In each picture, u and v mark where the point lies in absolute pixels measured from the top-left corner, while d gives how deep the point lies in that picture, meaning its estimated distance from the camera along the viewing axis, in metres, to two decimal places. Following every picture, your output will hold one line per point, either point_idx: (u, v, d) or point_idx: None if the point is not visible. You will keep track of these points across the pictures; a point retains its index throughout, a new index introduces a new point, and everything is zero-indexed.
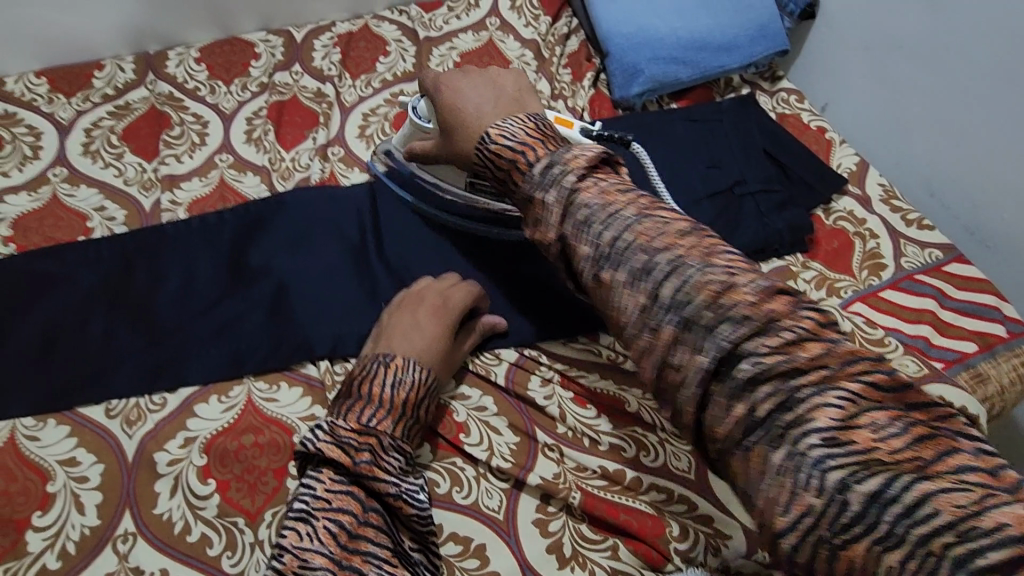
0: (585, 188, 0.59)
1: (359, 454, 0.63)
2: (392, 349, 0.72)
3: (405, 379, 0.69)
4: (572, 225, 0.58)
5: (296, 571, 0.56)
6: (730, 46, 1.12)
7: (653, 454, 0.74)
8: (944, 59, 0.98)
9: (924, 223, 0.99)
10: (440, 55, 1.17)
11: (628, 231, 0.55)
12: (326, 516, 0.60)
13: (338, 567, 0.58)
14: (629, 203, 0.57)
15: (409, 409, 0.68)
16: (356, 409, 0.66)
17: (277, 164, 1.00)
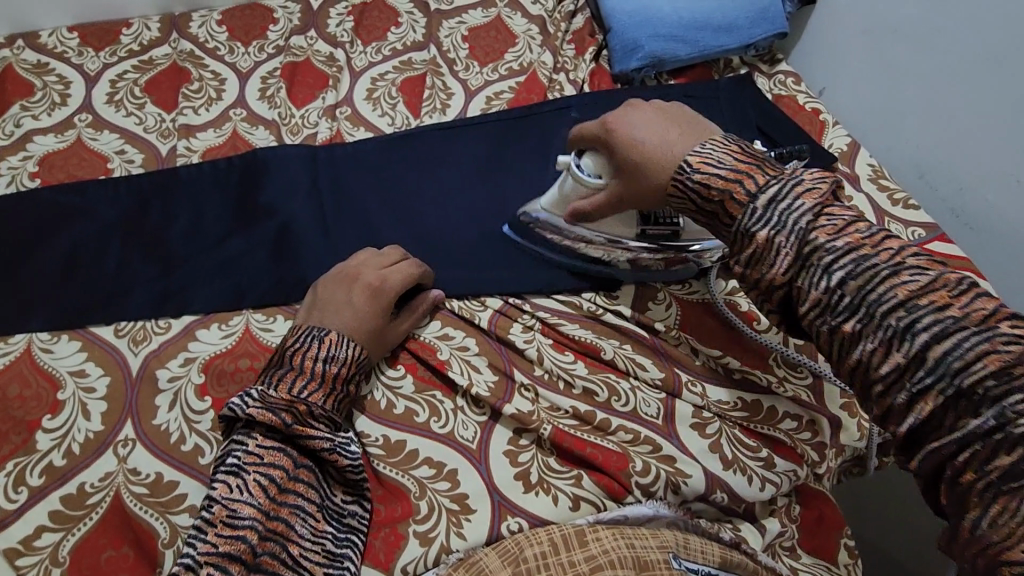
0: (713, 154, 0.65)
1: (287, 416, 0.65)
2: (325, 324, 0.74)
3: (337, 355, 0.71)
4: (697, 186, 0.65)
5: (224, 522, 0.59)
6: (730, 27, 1.15)
7: (623, 399, 0.77)
8: (937, 44, 1.00)
9: (910, 203, 1.01)
10: (449, 27, 1.22)
11: (735, 189, 0.62)
12: (256, 471, 0.62)
13: (266, 518, 0.61)
14: (738, 165, 0.63)
15: (340, 382, 0.71)
16: (287, 380, 0.68)
17: (287, 119, 1.05)
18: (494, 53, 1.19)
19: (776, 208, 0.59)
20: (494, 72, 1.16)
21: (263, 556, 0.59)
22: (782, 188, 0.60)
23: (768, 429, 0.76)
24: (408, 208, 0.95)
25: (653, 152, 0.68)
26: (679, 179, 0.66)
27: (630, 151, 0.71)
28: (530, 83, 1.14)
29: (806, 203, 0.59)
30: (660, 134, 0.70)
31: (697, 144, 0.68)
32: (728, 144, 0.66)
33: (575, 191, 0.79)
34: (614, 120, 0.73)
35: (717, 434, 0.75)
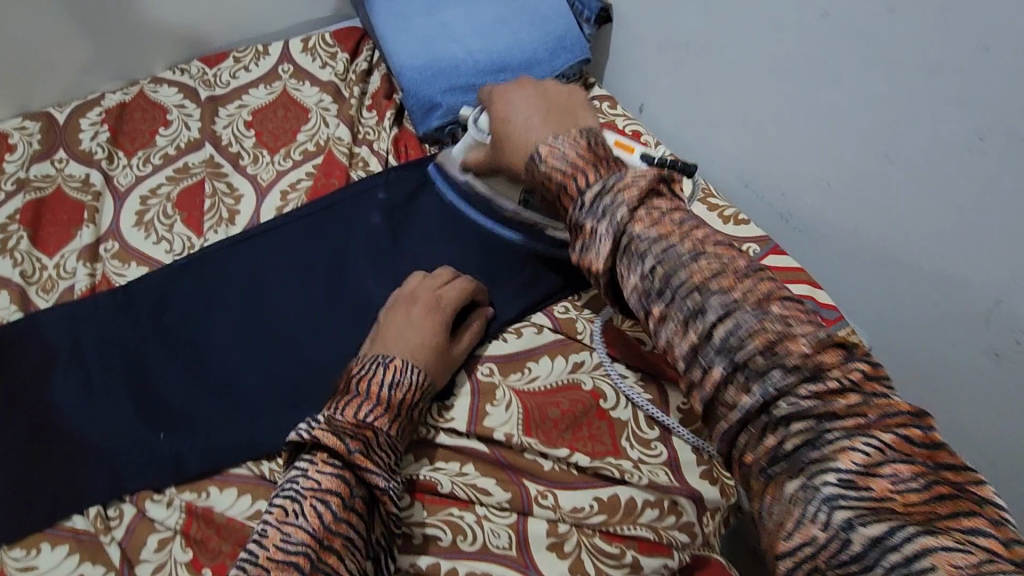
0: (559, 143, 0.64)
1: (355, 442, 0.63)
2: (389, 351, 0.73)
3: (404, 380, 0.69)
4: (543, 174, 0.63)
5: (275, 547, 0.56)
6: (531, 63, 1.08)
7: (469, 537, 0.69)
8: (729, 54, 0.98)
9: (741, 218, 0.98)
10: (227, 115, 1.08)
11: (568, 183, 0.61)
12: (313, 496, 0.60)
13: (319, 544, 0.56)
14: (658, 229, 0.56)
15: (404, 409, 0.69)
16: (351, 405, 0.67)
17: (36, 276, 0.88)
18: (285, 135, 1.06)
19: (603, 202, 0.58)
20: (287, 158, 1.03)
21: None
22: (605, 184, 0.58)
23: (630, 529, 0.70)
24: (201, 356, 0.82)
25: (522, 133, 0.71)
26: (531, 164, 0.65)
27: (501, 126, 0.74)
28: (328, 164, 1.02)
29: (626, 198, 0.57)
30: (539, 116, 0.71)
31: (555, 135, 0.66)
32: (580, 137, 0.64)
33: (476, 146, 0.85)
34: (499, 97, 0.76)
35: (575, 551, 0.69)
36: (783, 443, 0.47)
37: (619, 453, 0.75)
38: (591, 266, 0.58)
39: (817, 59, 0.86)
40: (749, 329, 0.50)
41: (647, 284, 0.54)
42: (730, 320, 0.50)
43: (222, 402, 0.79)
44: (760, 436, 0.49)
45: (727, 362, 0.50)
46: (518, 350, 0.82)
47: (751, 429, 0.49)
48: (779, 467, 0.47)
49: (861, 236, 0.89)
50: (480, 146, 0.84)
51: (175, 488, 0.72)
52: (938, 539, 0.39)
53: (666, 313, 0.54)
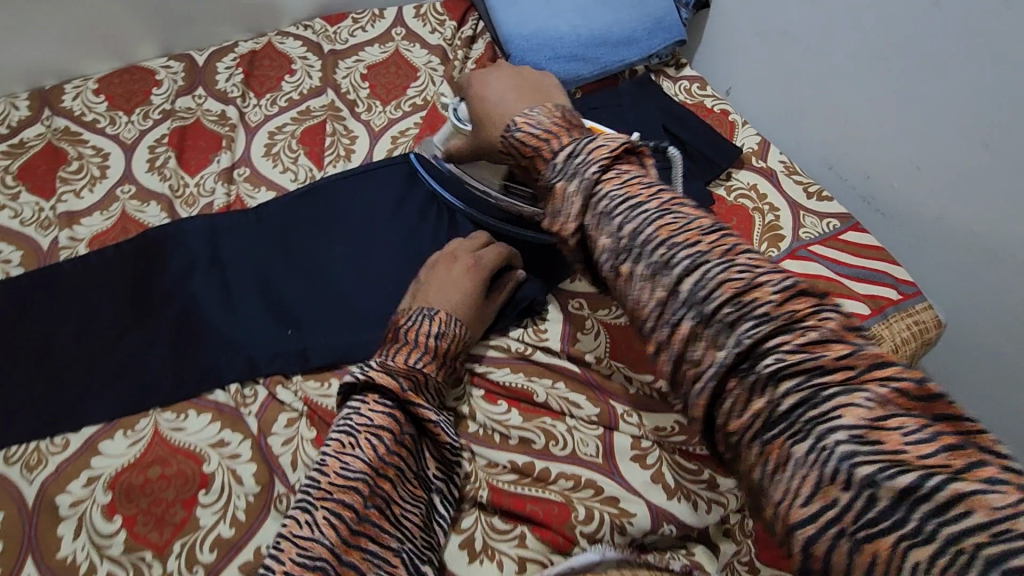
0: (535, 114, 0.62)
1: (407, 381, 0.66)
2: (433, 304, 0.75)
3: (449, 330, 0.73)
4: (518, 143, 0.62)
5: (335, 472, 0.57)
6: (629, 40, 1.15)
7: (561, 442, 0.76)
8: (820, 35, 1.02)
9: (823, 194, 1.03)
10: (346, 68, 1.18)
11: (544, 147, 0.60)
12: (367, 430, 0.61)
13: (375, 472, 0.58)
14: (553, 126, 0.60)
15: (446, 359, 0.73)
16: (400, 353, 0.69)
17: (180, 191, 0.99)
18: (396, 89, 1.15)
19: (574, 162, 0.56)
20: (398, 109, 1.13)
21: (373, 510, 0.55)
22: (578, 145, 0.57)
23: (708, 450, 0.76)
24: (321, 270, 0.90)
25: (493, 110, 0.69)
26: (505, 136, 0.64)
27: (478, 105, 0.71)
28: (433, 117, 1.11)
29: (596, 158, 0.54)
30: (510, 97, 0.69)
31: (523, 108, 0.66)
32: (553, 109, 0.63)
33: (453, 133, 0.81)
34: (478, 79, 0.74)
35: (658, 464, 0.75)
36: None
37: None
38: (564, 228, 0.55)
39: (911, 42, 0.90)
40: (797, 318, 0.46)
41: (617, 243, 0.51)
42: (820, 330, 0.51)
43: (336, 310, 0.86)
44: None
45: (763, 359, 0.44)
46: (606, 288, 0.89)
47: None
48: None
49: (946, 222, 0.93)
50: (460, 136, 0.79)
51: (302, 378, 0.81)
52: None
53: (631, 272, 0.50)
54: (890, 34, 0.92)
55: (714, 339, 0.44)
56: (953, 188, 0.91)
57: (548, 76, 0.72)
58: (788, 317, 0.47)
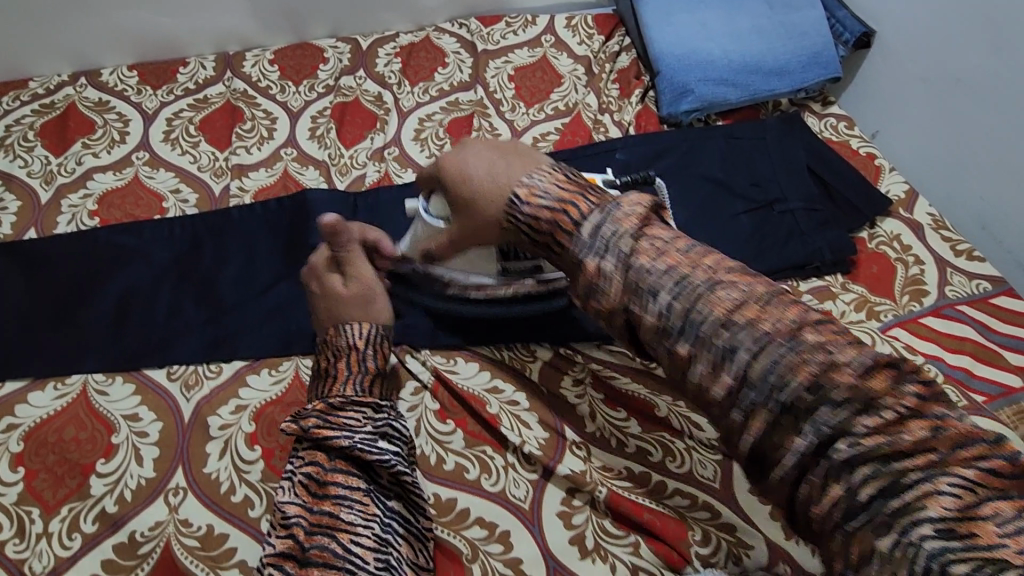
0: (539, 185, 0.62)
1: (308, 417, 0.66)
2: (341, 322, 0.77)
3: (346, 347, 0.74)
4: (528, 218, 0.62)
5: (279, 525, 0.61)
6: (782, 71, 1.14)
7: (679, 459, 0.75)
8: (1003, 87, 0.97)
9: (974, 254, 0.98)
10: (495, 67, 1.23)
11: (563, 220, 0.60)
12: (297, 473, 0.64)
13: (310, 513, 0.61)
14: (564, 195, 0.61)
15: (360, 368, 0.72)
16: (313, 384, 0.71)
17: (337, 160, 1.06)
18: (540, 93, 1.19)
19: (601, 236, 0.58)
20: (540, 112, 1.17)
21: (313, 546, 0.59)
22: (603, 216, 0.59)
23: None
24: None
25: (485, 185, 0.65)
26: (511, 212, 0.63)
27: (460, 169, 0.67)
28: (575, 125, 1.14)
29: (624, 227, 0.58)
30: (501, 161, 0.66)
31: (528, 172, 0.64)
32: (553, 169, 0.64)
33: (424, 233, 0.77)
34: (449, 157, 0.69)
35: None
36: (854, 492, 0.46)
37: None
38: (604, 306, 0.57)
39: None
40: (726, 312, 0.52)
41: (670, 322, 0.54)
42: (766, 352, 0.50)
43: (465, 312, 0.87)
44: (823, 486, 0.48)
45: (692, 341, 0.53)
46: None
47: (811, 479, 0.48)
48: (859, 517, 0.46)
49: None
50: (435, 233, 0.75)
51: (430, 350, 0.84)
52: (935, 484, 0.44)
53: (693, 353, 0.53)
54: None
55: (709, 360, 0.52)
56: None
57: (505, 142, 0.69)
58: (730, 316, 0.52)
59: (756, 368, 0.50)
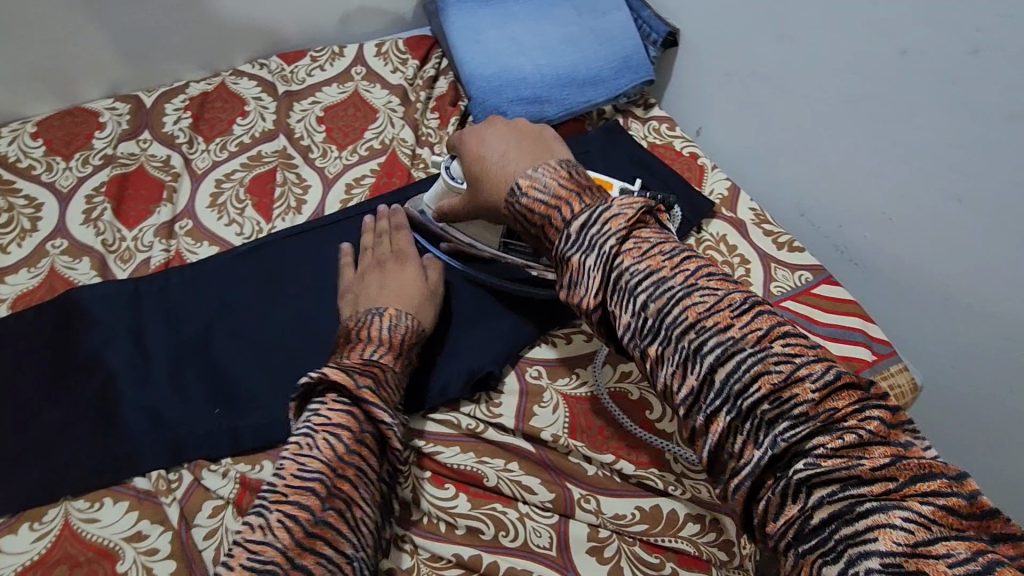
0: (539, 177, 0.64)
1: (363, 377, 0.67)
2: (382, 302, 0.78)
3: (400, 323, 0.75)
4: (523, 209, 0.65)
5: (292, 475, 0.58)
6: (596, 80, 1.12)
7: (511, 532, 0.70)
8: (792, 79, 0.97)
9: (795, 245, 0.99)
10: (301, 110, 1.13)
11: (553, 215, 0.61)
12: (325, 430, 0.61)
13: (332, 473, 0.59)
14: (561, 191, 0.62)
15: (403, 352, 0.74)
16: (355, 349, 0.71)
17: (116, 246, 0.93)
18: (353, 132, 1.11)
19: (590, 235, 0.57)
20: (353, 153, 1.08)
21: (331, 511, 0.57)
22: (591, 215, 0.58)
23: (670, 540, 0.71)
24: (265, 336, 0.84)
25: (494, 166, 0.71)
26: (510, 201, 0.66)
27: (473, 161, 0.74)
28: (391, 164, 1.06)
29: (613, 228, 0.56)
30: (504, 151, 0.71)
31: (533, 166, 0.67)
32: (560, 167, 0.65)
33: (445, 192, 0.83)
34: (473, 136, 0.76)
35: (615, 556, 0.70)
36: (809, 517, 0.44)
37: (662, 464, 0.75)
38: (583, 303, 0.57)
39: (902, 92, 0.83)
40: (696, 316, 0.51)
41: (637, 322, 0.53)
42: (729, 355, 0.49)
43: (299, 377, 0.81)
44: (779, 503, 0.46)
45: (660, 340, 0.52)
46: (565, 355, 0.83)
47: (771, 496, 0.47)
48: (811, 541, 0.44)
49: (921, 276, 0.88)
50: (454, 194, 0.82)
51: (231, 459, 0.75)
52: (891, 518, 0.42)
53: (662, 354, 0.52)
54: (849, 88, 0.89)
55: (679, 363, 0.51)
56: (932, 238, 0.85)
57: (535, 126, 0.75)
58: (700, 320, 0.51)
59: (720, 370, 0.49)
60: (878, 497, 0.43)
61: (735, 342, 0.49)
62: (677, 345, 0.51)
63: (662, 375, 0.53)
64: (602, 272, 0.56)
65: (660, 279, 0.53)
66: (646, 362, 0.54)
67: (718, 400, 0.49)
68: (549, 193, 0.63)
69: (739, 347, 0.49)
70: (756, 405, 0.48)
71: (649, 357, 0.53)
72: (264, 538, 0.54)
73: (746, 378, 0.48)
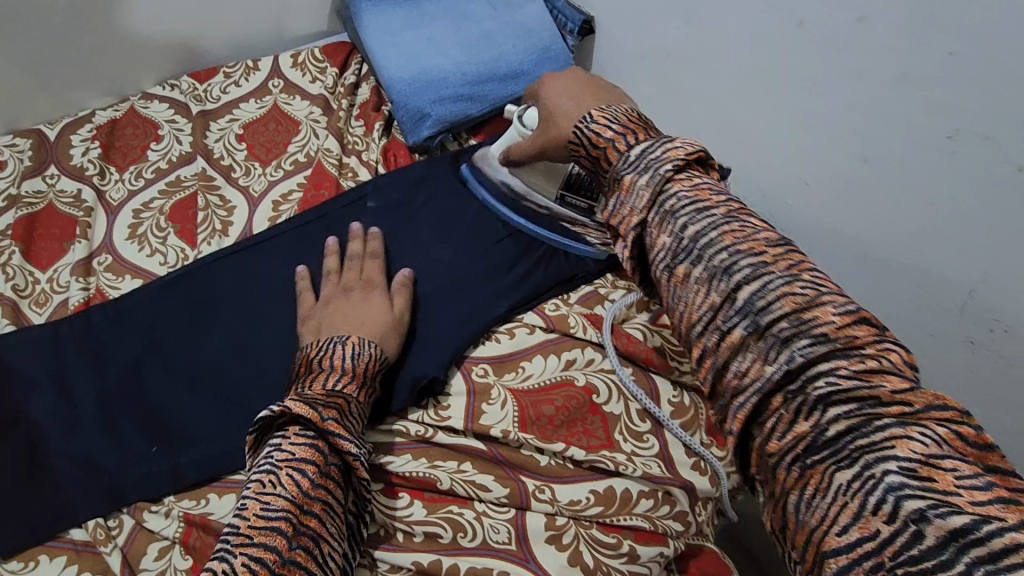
0: (610, 112, 0.67)
1: (328, 410, 0.64)
2: (341, 333, 0.76)
3: (363, 352, 0.73)
4: (590, 134, 0.67)
5: (255, 514, 0.55)
6: (516, 74, 1.12)
7: (470, 533, 0.71)
8: (702, 57, 1.00)
9: None
10: (218, 129, 1.10)
11: (618, 141, 0.64)
12: (289, 465, 0.60)
13: (299, 510, 0.57)
14: (629, 125, 0.65)
15: (368, 380, 0.72)
16: (318, 379, 0.69)
17: (30, 290, 0.89)
18: (276, 147, 1.08)
19: (646, 159, 0.60)
20: (278, 169, 1.05)
21: (299, 550, 0.55)
22: (654, 144, 0.61)
23: (626, 518, 0.73)
24: (200, 367, 0.82)
25: (561, 119, 0.75)
26: (578, 126, 0.68)
27: (548, 111, 0.77)
28: (318, 176, 1.04)
29: (670, 157, 0.60)
30: (576, 101, 0.75)
31: (600, 107, 0.71)
32: (630, 110, 0.68)
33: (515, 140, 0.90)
34: (548, 89, 0.79)
35: (573, 542, 0.71)
36: (823, 429, 0.47)
37: (613, 445, 0.77)
38: (624, 220, 0.61)
39: (800, 61, 0.87)
40: (731, 241, 0.55)
41: (677, 245, 0.57)
42: (760, 278, 0.52)
43: (240, 404, 0.79)
44: (791, 421, 0.49)
45: (694, 260, 0.56)
46: (511, 350, 0.84)
47: (782, 413, 0.49)
48: (820, 455, 0.46)
49: (840, 238, 0.91)
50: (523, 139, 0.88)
51: (174, 497, 0.73)
52: (909, 431, 0.44)
53: (696, 276, 0.55)
54: (754, 63, 0.93)
55: (709, 285, 0.55)
56: (846, 197, 0.88)
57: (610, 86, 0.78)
58: (735, 246, 0.54)
59: (747, 292, 0.52)
60: (895, 417, 0.45)
61: (767, 267, 0.52)
62: (709, 267, 0.55)
63: (687, 299, 0.56)
64: (649, 195, 0.59)
65: (702, 207, 0.57)
66: (673, 287, 0.57)
67: (739, 317, 0.52)
68: (610, 126, 0.65)
69: (772, 272, 0.52)
70: (778, 325, 0.50)
71: (680, 279, 0.57)
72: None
73: (776, 299, 0.51)
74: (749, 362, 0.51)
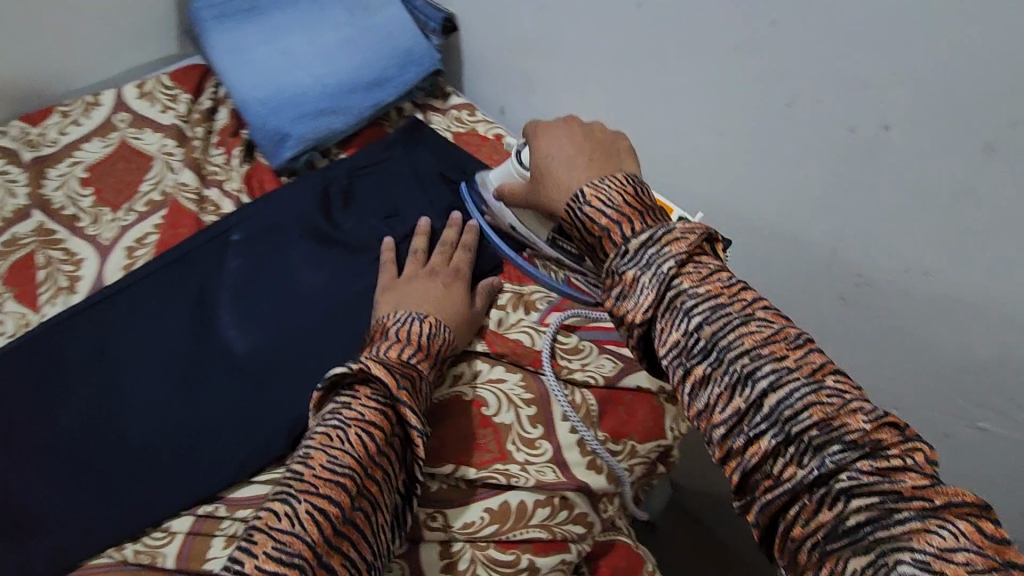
0: (606, 187, 0.58)
1: (403, 378, 0.62)
2: (424, 309, 0.75)
3: (438, 333, 0.72)
4: (584, 219, 0.58)
5: (322, 466, 0.53)
6: (381, 80, 1.07)
7: None
8: (561, 46, 0.98)
9: None
10: (58, 175, 1.00)
11: (614, 231, 0.56)
12: (358, 425, 0.57)
13: (361, 473, 0.54)
14: (625, 207, 0.56)
15: (433, 360, 0.70)
16: (394, 348, 0.67)
17: None
18: (127, 188, 0.99)
19: (648, 251, 0.53)
20: (130, 212, 0.97)
21: (359, 511, 0.53)
22: (653, 231, 0.54)
23: (521, 533, 0.71)
24: (51, 444, 0.75)
25: (554, 176, 0.64)
26: (570, 207, 0.59)
27: (539, 163, 0.67)
28: (175, 215, 0.96)
29: (674, 250, 0.52)
30: (567, 158, 0.64)
31: (595, 178, 0.60)
32: (626, 180, 0.59)
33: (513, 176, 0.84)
34: (543, 134, 0.68)
35: (469, 567, 0.69)
36: (844, 519, 0.44)
37: (506, 458, 0.75)
38: (627, 316, 0.53)
39: (652, 42, 0.86)
40: (752, 343, 0.49)
41: (687, 341, 0.51)
42: (785, 382, 0.47)
43: (101, 479, 0.73)
44: (813, 512, 0.45)
45: (710, 361, 0.50)
46: None
47: (804, 502, 0.46)
48: (842, 543, 0.43)
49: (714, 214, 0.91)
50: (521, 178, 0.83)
51: None
52: (929, 524, 0.41)
53: (710, 374, 0.49)
54: (610, 47, 0.91)
55: (727, 385, 0.49)
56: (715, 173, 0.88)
57: (611, 133, 0.67)
58: (756, 347, 0.49)
59: (774, 398, 0.47)
60: (917, 511, 0.42)
61: (792, 372, 0.47)
62: (722, 361, 0.49)
63: (700, 394, 0.50)
64: (655, 291, 0.52)
65: (717, 304, 0.51)
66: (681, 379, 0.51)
67: (766, 424, 0.47)
68: (608, 210, 0.56)
69: (796, 377, 0.47)
70: (810, 432, 0.46)
71: (692, 376, 0.50)
72: (291, 530, 0.49)
73: (807, 408, 0.46)
74: (779, 467, 0.46)
